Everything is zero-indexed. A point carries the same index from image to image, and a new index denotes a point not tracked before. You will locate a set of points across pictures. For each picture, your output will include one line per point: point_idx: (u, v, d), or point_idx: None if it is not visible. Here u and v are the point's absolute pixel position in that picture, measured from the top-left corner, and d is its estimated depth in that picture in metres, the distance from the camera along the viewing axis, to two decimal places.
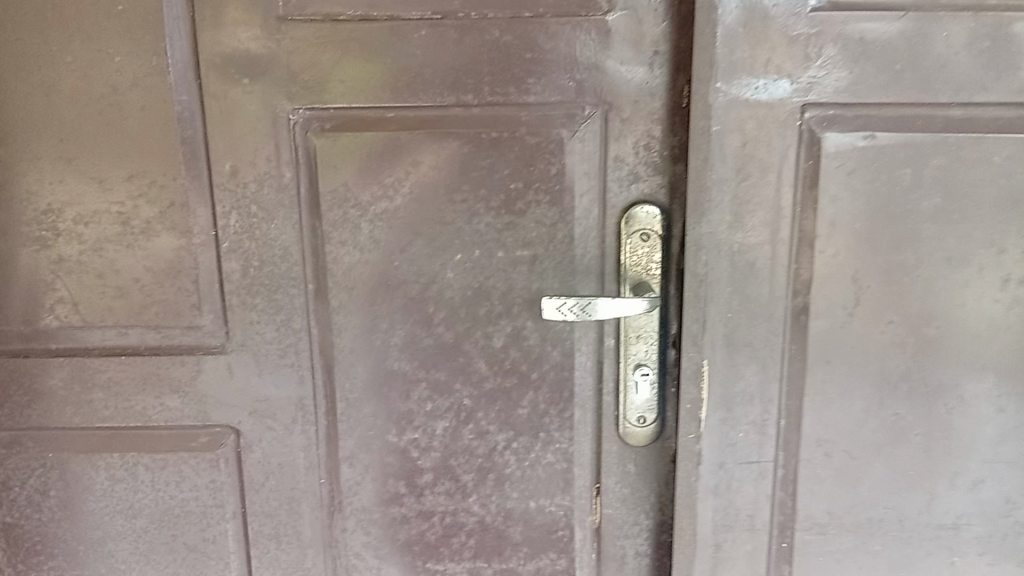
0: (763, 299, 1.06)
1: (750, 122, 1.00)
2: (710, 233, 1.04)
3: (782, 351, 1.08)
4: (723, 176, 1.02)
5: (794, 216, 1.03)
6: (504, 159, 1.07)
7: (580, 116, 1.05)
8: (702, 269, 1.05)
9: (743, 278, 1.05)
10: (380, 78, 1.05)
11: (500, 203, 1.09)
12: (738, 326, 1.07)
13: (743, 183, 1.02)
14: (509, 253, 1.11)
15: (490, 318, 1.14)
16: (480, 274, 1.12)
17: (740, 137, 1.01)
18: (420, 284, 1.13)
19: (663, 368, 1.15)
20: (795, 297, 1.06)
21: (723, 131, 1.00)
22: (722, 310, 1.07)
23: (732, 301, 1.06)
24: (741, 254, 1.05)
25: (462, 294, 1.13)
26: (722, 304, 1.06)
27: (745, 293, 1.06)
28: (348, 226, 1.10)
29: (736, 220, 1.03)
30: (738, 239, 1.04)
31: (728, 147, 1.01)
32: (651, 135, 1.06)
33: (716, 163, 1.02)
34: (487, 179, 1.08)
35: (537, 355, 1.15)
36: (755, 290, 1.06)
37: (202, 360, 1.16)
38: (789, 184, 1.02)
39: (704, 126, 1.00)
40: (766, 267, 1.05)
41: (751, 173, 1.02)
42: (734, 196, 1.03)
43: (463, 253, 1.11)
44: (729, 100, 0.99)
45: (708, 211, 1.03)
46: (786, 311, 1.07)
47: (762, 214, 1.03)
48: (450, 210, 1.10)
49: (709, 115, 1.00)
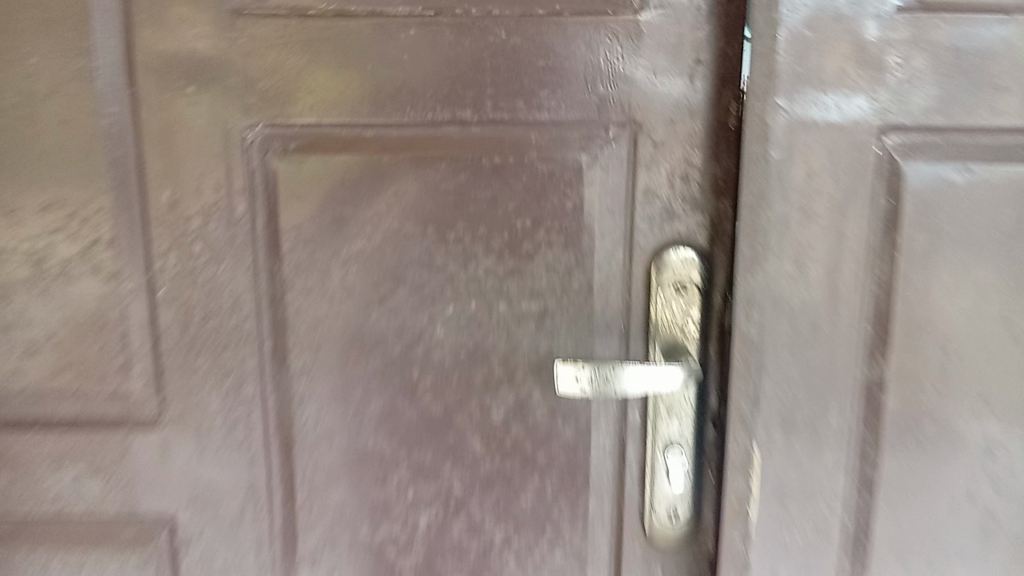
0: (829, 369, 0.85)
1: (818, 148, 0.80)
2: (767, 286, 0.83)
3: (851, 434, 0.87)
4: (783, 215, 0.81)
5: (870, 266, 0.83)
6: (509, 190, 0.87)
7: (603, 138, 0.86)
8: (755, 333, 0.84)
9: (806, 343, 0.84)
10: (359, 88, 0.85)
11: (503, 243, 0.89)
12: (797, 402, 0.86)
13: (809, 224, 0.82)
14: (513, 306, 0.91)
15: (488, 386, 0.93)
16: (478, 331, 0.91)
17: (807, 166, 0.80)
18: (402, 343, 0.92)
19: (699, 450, 0.93)
20: (868, 365, 0.86)
21: (786, 161, 0.80)
22: (778, 383, 0.85)
23: (791, 371, 0.85)
24: (803, 312, 0.84)
25: (454, 356, 0.92)
26: (778, 375, 0.85)
27: (807, 362, 0.85)
28: (315, 271, 0.89)
29: (799, 271, 0.83)
30: (799, 294, 0.83)
31: (790, 180, 0.81)
32: (690, 163, 0.86)
33: (775, 201, 0.81)
34: (487, 215, 0.88)
35: (545, 433, 0.94)
36: (819, 358, 0.85)
37: (131, 435, 0.94)
38: (867, 224, 0.82)
39: (762, 152, 0.80)
40: (835, 330, 0.84)
41: (818, 211, 0.82)
42: (796, 240, 0.82)
43: (457, 306, 0.91)
44: (792, 122, 0.79)
45: (765, 261, 0.82)
46: (858, 386, 0.86)
47: (831, 263, 0.83)
48: (442, 252, 0.89)
49: (768, 139, 0.80)
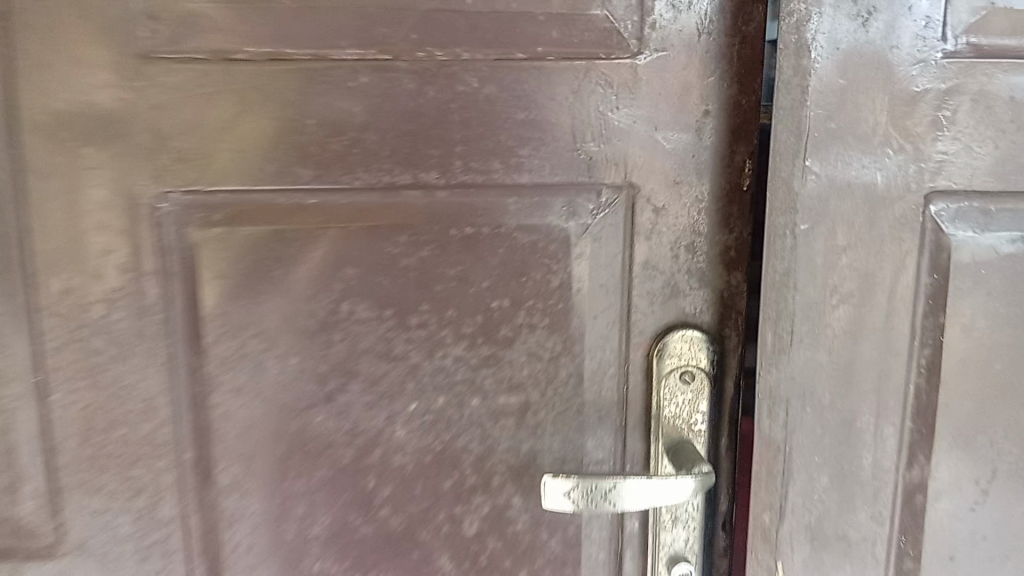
0: (863, 472, 0.73)
1: (853, 217, 0.68)
2: (794, 382, 0.70)
3: (888, 544, 0.75)
4: (812, 300, 0.69)
5: (911, 352, 0.71)
6: (483, 265, 0.73)
7: (594, 204, 0.72)
8: (781, 434, 0.71)
9: (837, 444, 0.72)
10: (297, 146, 0.70)
11: (476, 327, 0.74)
12: (828, 511, 0.74)
13: (842, 310, 0.69)
14: (489, 400, 0.76)
15: (459, 495, 0.78)
16: (446, 430, 0.77)
17: (840, 240, 0.68)
18: (354, 448, 0.77)
19: (708, 561, 0.79)
20: (907, 465, 0.73)
21: (816, 233, 0.67)
22: (805, 492, 0.73)
23: (821, 477, 0.73)
24: (834, 411, 0.71)
25: (418, 462, 0.77)
26: (806, 482, 0.73)
27: (839, 467, 0.73)
28: (246, 367, 0.74)
29: (830, 363, 0.70)
30: (829, 390, 0.71)
31: (822, 256, 0.68)
32: (697, 231, 0.73)
33: (803, 282, 0.68)
34: (456, 295, 0.73)
35: (527, 546, 0.80)
36: (852, 460, 0.73)
37: (23, 567, 0.77)
38: (908, 306, 0.70)
39: (790, 223, 0.67)
40: (870, 426, 0.72)
41: (852, 293, 0.69)
42: (828, 327, 0.70)
43: (421, 403, 0.76)
44: (824, 186, 0.67)
45: (791, 351, 0.69)
46: (897, 489, 0.74)
47: (867, 352, 0.71)
48: (402, 341, 0.74)
49: (797, 207, 0.67)
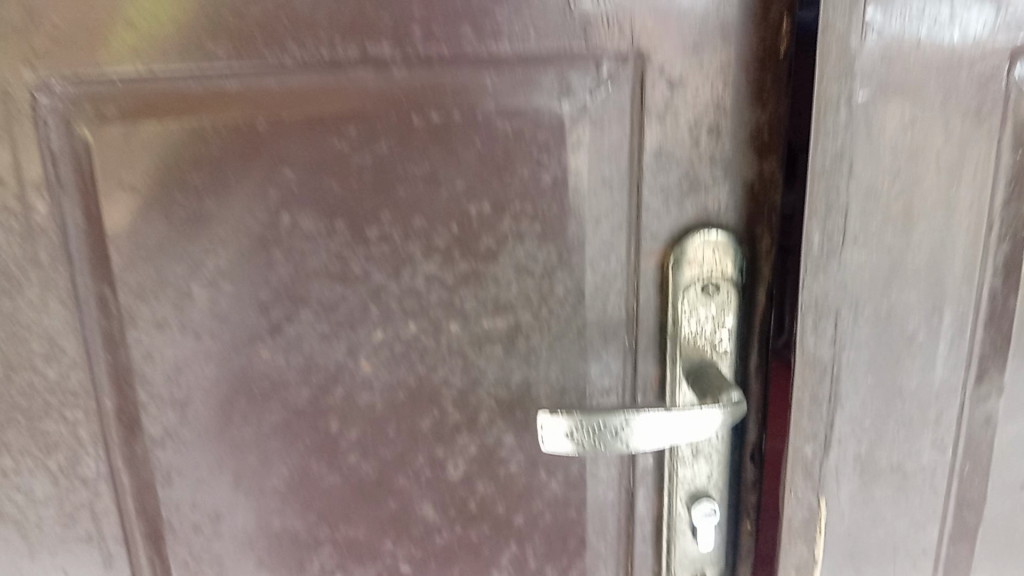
0: (924, 392, 0.59)
1: (921, 85, 0.53)
2: (844, 287, 0.56)
3: (950, 474, 0.62)
4: (869, 185, 0.54)
5: (987, 247, 0.57)
6: (455, 162, 0.58)
7: (593, 80, 0.57)
8: (829, 351, 0.57)
9: (895, 360, 0.58)
10: (209, 16, 0.54)
11: (451, 239, 0.60)
12: (883, 439, 0.60)
13: (905, 198, 0.55)
14: (471, 325, 0.62)
15: (440, 435, 0.66)
16: (420, 362, 0.63)
17: (906, 115, 0.53)
18: (311, 387, 0.64)
19: (733, 498, 0.67)
20: (977, 384, 0.60)
21: (875, 107, 0.52)
22: (854, 419, 0.59)
23: (874, 399, 0.59)
24: (893, 321, 0.57)
25: (389, 400, 0.64)
26: (857, 406, 0.59)
27: (897, 387, 0.59)
28: (168, 299, 0.61)
29: (889, 264, 0.56)
30: (886, 296, 0.56)
31: (884, 132, 0.53)
32: (721, 107, 0.58)
33: (860, 164, 0.53)
34: (423, 201, 0.59)
35: (523, 489, 0.68)
36: (911, 378, 0.59)
37: None
38: (986, 188, 0.55)
39: (844, 92, 0.51)
40: (935, 337, 0.58)
41: (919, 178, 0.54)
42: (887, 220, 0.55)
43: (387, 332, 0.62)
44: (886, 49, 0.51)
45: (843, 251, 0.55)
46: (964, 410, 0.61)
47: (934, 249, 0.56)
48: (360, 258, 0.60)
49: (852, 72, 0.51)
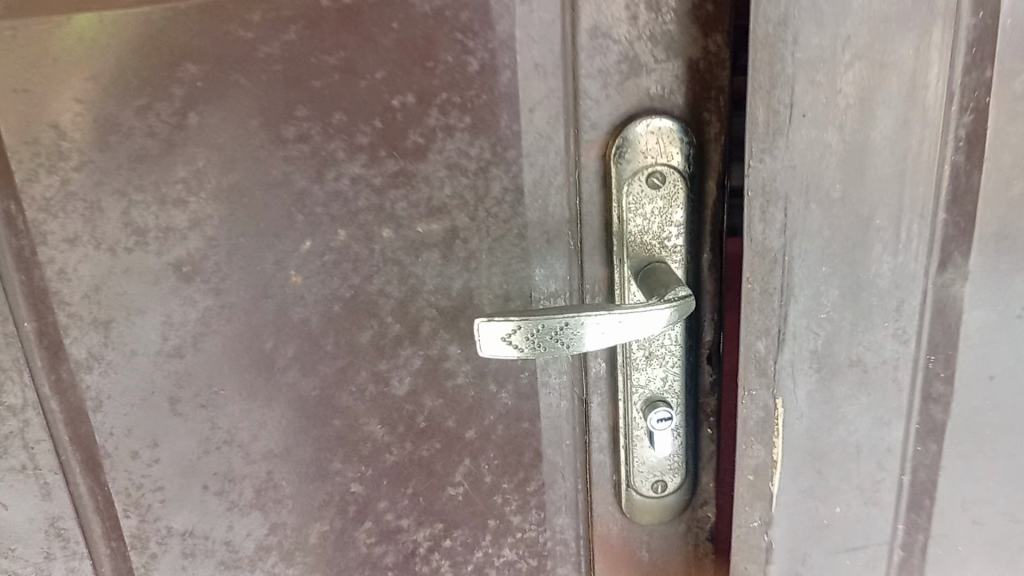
0: (881, 281, 0.56)
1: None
2: (794, 170, 0.52)
3: (914, 368, 0.59)
4: (818, 56, 0.50)
5: (946, 123, 0.52)
6: (372, 49, 0.53)
7: None
8: (779, 240, 0.54)
9: (851, 249, 0.55)
10: None
11: (375, 136, 0.56)
12: (839, 333, 0.57)
13: (857, 69, 0.50)
14: (404, 230, 0.59)
15: (381, 349, 0.62)
16: (353, 272, 0.60)
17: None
18: (240, 302, 0.60)
19: (693, 402, 0.65)
20: (937, 270, 0.56)
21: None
22: (809, 312, 0.56)
23: (830, 291, 0.56)
24: (847, 206, 0.54)
25: (324, 314, 0.61)
26: (812, 299, 0.56)
27: (854, 277, 0.56)
28: (78, 212, 0.57)
29: (842, 144, 0.52)
30: (839, 178, 0.53)
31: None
32: None
33: (806, 33, 0.49)
34: (342, 95, 0.54)
35: (472, 402, 0.65)
36: (868, 267, 0.55)
37: None
38: (944, 55, 0.50)
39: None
40: (892, 221, 0.54)
41: (870, 46, 0.50)
42: (838, 95, 0.51)
43: (318, 240, 0.59)
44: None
45: (790, 129, 0.51)
46: (925, 299, 0.57)
47: (889, 126, 0.52)
48: (279, 160, 0.56)
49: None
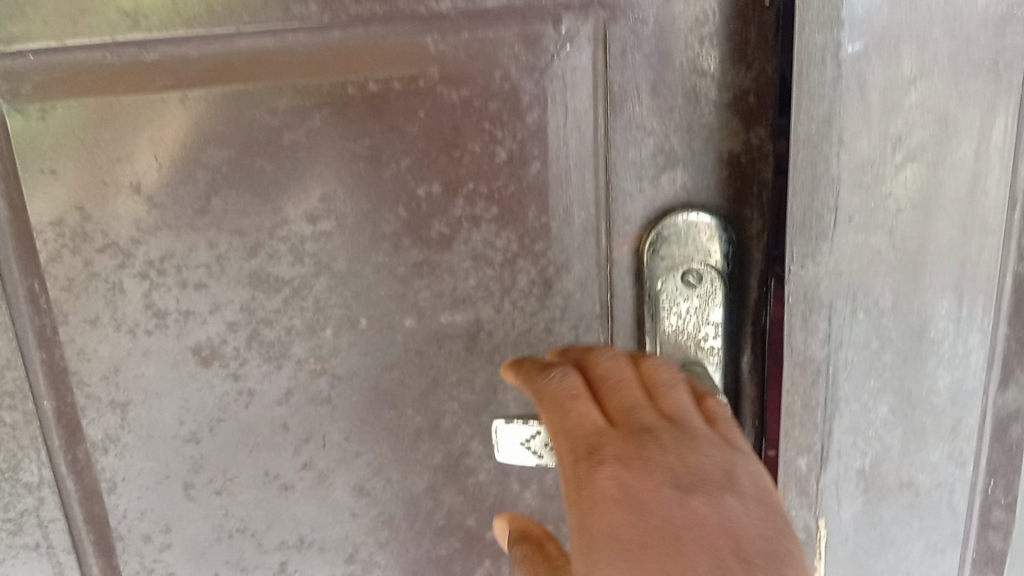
0: (936, 397, 0.52)
1: (928, 29, 0.44)
2: (840, 278, 0.49)
3: (971, 492, 0.55)
4: (867, 157, 0.46)
5: (1009, 230, 0.49)
6: (397, 137, 0.52)
7: (552, 42, 0.50)
8: (823, 350, 0.50)
9: (901, 361, 0.51)
10: None
11: (399, 225, 0.54)
12: (888, 452, 0.53)
13: (910, 171, 0.47)
14: (427, 319, 0.56)
15: (401, 442, 0.60)
16: (373, 362, 0.57)
17: (908, 68, 0.45)
18: (258, 389, 0.58)
19: None
20: (1000, 387, 0.53)
21: (871, 61, 0.45)
22: (855, 429, 0.52)
23: (879, 407, 0.52)
24: (898, 317, 0.50)
25: (343, 405, 0.59)
26: (860, 414, 0.52)
27: (903, 391, 0.52)
28: (99, 293, 0.56)
29: (892, 251, 0.48)
30: (890, 289, 0.49)
31: (883, 90, 0.45)
32: (700, 72, 0.51)
33: (854, 133, 0.46)
34: (366, 182, 0.53)
35: (494, 502, 0.62)
36: (919, 382, 0.51)
37: None
38: (1005, 162, 0.47)
39: (830, 42, 0.44)
40: (949, 334, 0.51)
41: (925, 146, 0.46)
42: (889, 198, 0.47)
43: (342, 330, 0.57)
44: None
45: (834, 235, 0.48)
46: (985, 417, 0.53)
47: (946, 232, 0.48)
48: (301, 246, 0.54)
49: (840, 19, 0.44)
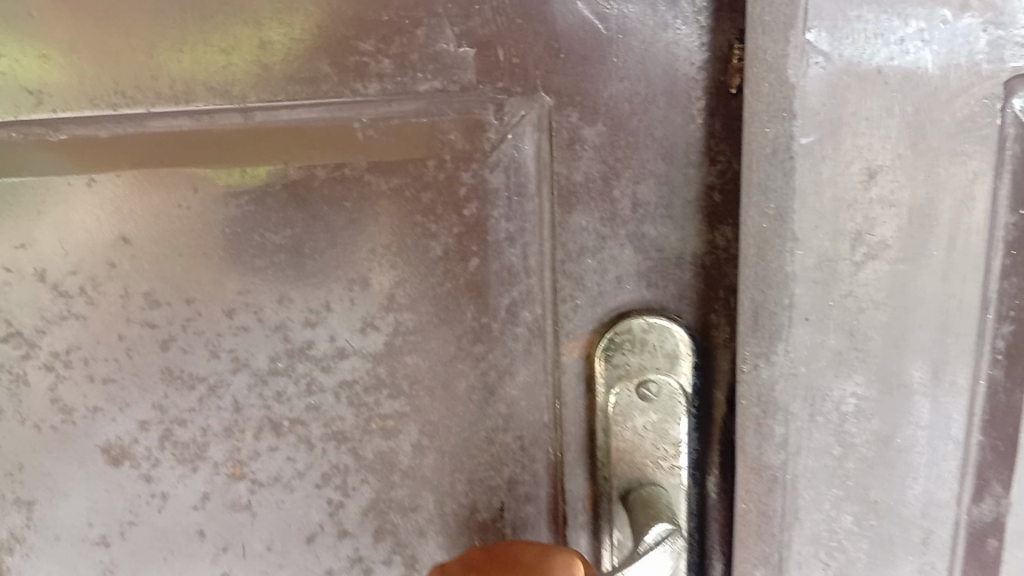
0: (905, 507, 0.45)
1: (883, 121, 0.39)
2: (797, 377, 0.43)
3: None
4: (823, 253, 0.41)
5: (984, 330, 0.42)
6: (323, 229, 0.47)
7: (493, 131, 0.46)
8: (779, 457, 0.45)
9: (866, 470, 0.45)
10: (32, 61, 0.44)
11: (326, 322, 0.49)
12: (853, 566, 0.47)
13: (874, 269, 0.41)
14: (358, 424, 0.51)
15: (331, 555, 0.54)
16: (300, 468, 0.52)
17: (864, 158, 0.39)
18: (174, 492, 0.53)
19: None
20: (975, 499, 0.45)
21: (826, 155, 0.39)
22: (817, 539, 0.47)
23: (843, 517, 0.46)
24: (862, 423, 0.44)
25: (266, 512, 0.53)
26: (822, 524, 0.46)
27: (867, 499, 0.45)
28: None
29: (854, 353, 0.42)
30: (855, 392, 0.43)
31: (834, 184, 0.40)
32: (659, 166, 0.46)
33: (810, 227, 0.41)
34: (288, 276, 0.48)
35: None
36: (885, 490, 0.45)
37: None
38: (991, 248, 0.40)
39: (780, 134, 0.39)
40: (919, 445, 0.44)
41: (886, 244, 0.41)
42: (849, 297, 0.42)
43: (263, 434, 0.51)
44: (835, 76, 0.38)
45: (790, 332, 0.42)
46: (959, 530, 0.46)
47: (920, 327, 0.42)
48: (216, 340, 0.49)
49: (789, 109, 0.39)
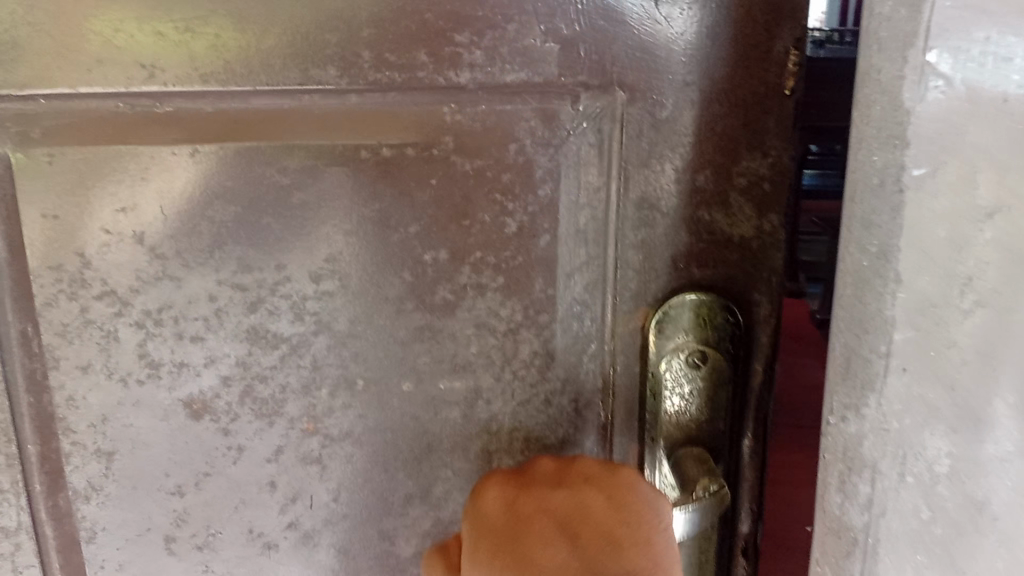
0: None
1: (1014, 159, 0.33)
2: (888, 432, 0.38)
3: None
4: (927, 297, 0.36)
5: None
6: (407, 203, 0.51)
7: (569, 120, 0.50)
8: (862, 518, 0.40)
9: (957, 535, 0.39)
10: (149, 40, 0.48)
11: (403, 289, 0.53)
12: None
13: (984, 320, 0.35)
14: (425, 384, 0.56)
15: (391, 505, 0.59)
16: (368, 424, 0.56)
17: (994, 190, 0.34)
18: (250, 444, 0.57)
19: None
20: None
21: (944, 189, 0.34)
22: None
23: None
24: (956, 486, 0.38)
25: (334, 464, 0.57)
26: None
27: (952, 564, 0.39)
28: (93, 339, 0.54)
29: (951, 409, 0.37)
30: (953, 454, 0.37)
31: (953, 222, 0.34)
32: (717, 155, 0.51)
33: (916, 269, 0.36)
34: (372, 245, 0.52)
35: None
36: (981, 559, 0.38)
37: None
38: None
39: (889, 164, 0.35)
40: None
41: (998, 292, 0.35)
42: (952, 347, 0.36)
43: (338, 392, 0.56)
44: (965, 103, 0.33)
45: (882, 384, 0.38)
46: None
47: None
48: (299, 302, 0.53)
49: (902, 137, 0.34)
